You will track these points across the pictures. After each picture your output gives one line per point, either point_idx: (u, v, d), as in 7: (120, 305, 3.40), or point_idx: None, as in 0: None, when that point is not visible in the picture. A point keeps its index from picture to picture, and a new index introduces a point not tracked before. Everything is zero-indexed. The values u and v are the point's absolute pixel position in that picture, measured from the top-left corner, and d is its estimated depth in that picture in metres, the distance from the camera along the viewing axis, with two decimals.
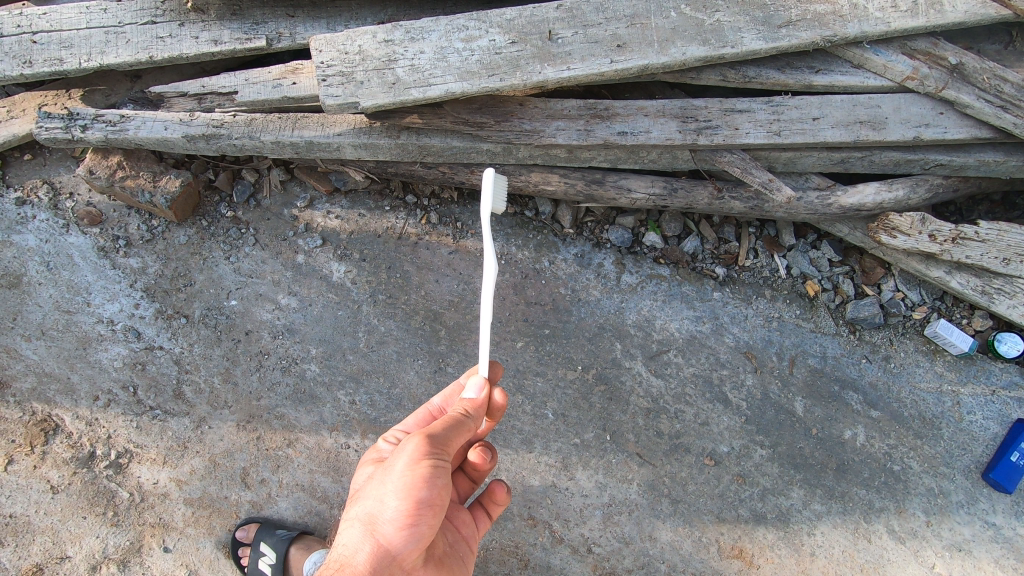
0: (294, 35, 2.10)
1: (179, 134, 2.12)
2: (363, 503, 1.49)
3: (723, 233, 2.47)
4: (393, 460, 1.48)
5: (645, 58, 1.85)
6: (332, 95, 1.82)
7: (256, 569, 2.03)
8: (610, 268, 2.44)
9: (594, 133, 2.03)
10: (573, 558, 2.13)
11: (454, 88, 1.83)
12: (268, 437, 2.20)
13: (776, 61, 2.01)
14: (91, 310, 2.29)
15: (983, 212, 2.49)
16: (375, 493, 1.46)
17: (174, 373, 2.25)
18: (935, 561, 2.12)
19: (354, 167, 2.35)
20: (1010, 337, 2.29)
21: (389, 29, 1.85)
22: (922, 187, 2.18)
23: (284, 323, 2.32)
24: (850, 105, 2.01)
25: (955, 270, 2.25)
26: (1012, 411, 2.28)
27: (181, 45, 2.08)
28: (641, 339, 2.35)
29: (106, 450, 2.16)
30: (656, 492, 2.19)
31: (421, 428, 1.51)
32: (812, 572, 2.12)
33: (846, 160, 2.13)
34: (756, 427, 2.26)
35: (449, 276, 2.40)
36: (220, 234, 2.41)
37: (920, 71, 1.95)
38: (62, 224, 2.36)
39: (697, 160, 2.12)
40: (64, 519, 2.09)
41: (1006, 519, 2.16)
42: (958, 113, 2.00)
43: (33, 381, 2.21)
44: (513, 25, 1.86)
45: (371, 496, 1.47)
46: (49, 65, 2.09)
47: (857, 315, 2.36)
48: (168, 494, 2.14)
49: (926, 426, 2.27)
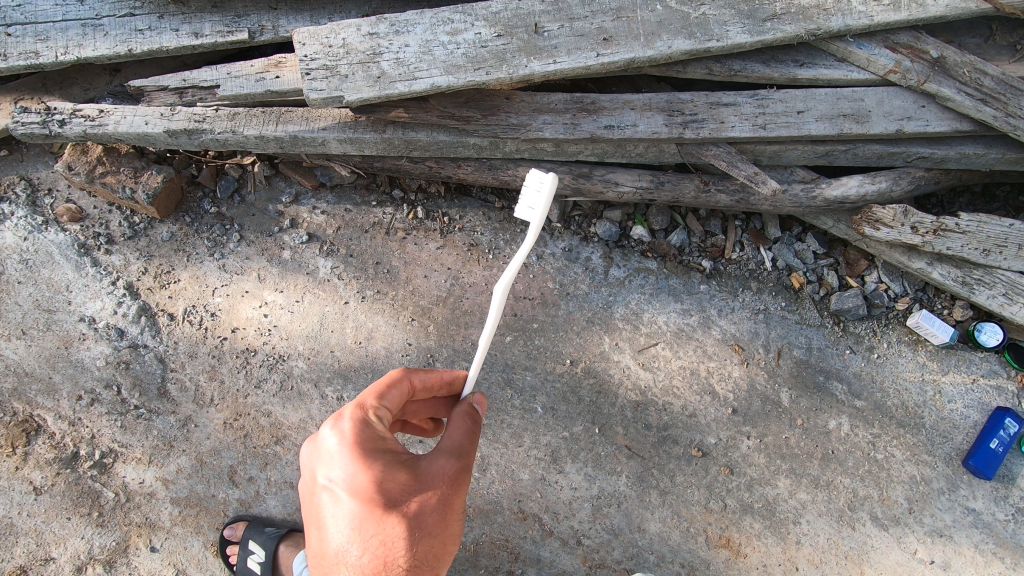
0: (277, 28, 2.08)
1: (160, 129, 2.08)
2: (412, 531, 1.32)
3: (710, 226, 2.49)
4: (446, 487, 1.38)
5: (631, 52, 1.86)
6: (317, 90, 1.81)
7: (245, 568, 2.04)
8: (598, 261, 2.44)
9: (581, 126, 2.02)
10: (564, 550, 2.16)
11: (440, 82, 1.82)
12: (256, 434, 2.19)
13: (761, 55, 2.02)
14: (72, 309, 2.25)
15: (964, 204, 2.53)
16: (434, 524, 1.35)
17: (159, 371, 2.22)
18: (917, 547, 2.17)
19: (340, 162, 2.33)
20: (989, 326, 2.34)
21: (374, 22, 1.83)
22: (904, 179, 2.20)
23: (271, 320, 2.29)
24: (833, 98, 2.03)
25: (937, 262, 2.28)
26: (992, 400, 2.33)
27: (161, 38, 2.05)
28: (630, 332, 2.36)
29: (90, 450, 2.14)
30: (645, 484, 2.21)
31: (462, 445, 1.43)
32: (798, 560, 2.16)
33: (831, 154, 2.15)
34: (743, 418, 2.28)
35: (437, 271, 2.39)
36: (205, 231, 2.38)
37: (902, 64, 1.97)
38: (41, 221, 2.31)
39: (683, 153, 2.13)
40: (49, 520, 2.08)
41: (986, 505, 2.21)
42: (939, 106, 2.03)
43: (13, 382, 2.18)
44: (499, 18, 1.85)
45: (429, 527, 1.34)
46: (25, 59, 2.05)
47: (842, 306, 2.39)
48: (154, 494, 2.12)
49: (909, 415, 2.31)
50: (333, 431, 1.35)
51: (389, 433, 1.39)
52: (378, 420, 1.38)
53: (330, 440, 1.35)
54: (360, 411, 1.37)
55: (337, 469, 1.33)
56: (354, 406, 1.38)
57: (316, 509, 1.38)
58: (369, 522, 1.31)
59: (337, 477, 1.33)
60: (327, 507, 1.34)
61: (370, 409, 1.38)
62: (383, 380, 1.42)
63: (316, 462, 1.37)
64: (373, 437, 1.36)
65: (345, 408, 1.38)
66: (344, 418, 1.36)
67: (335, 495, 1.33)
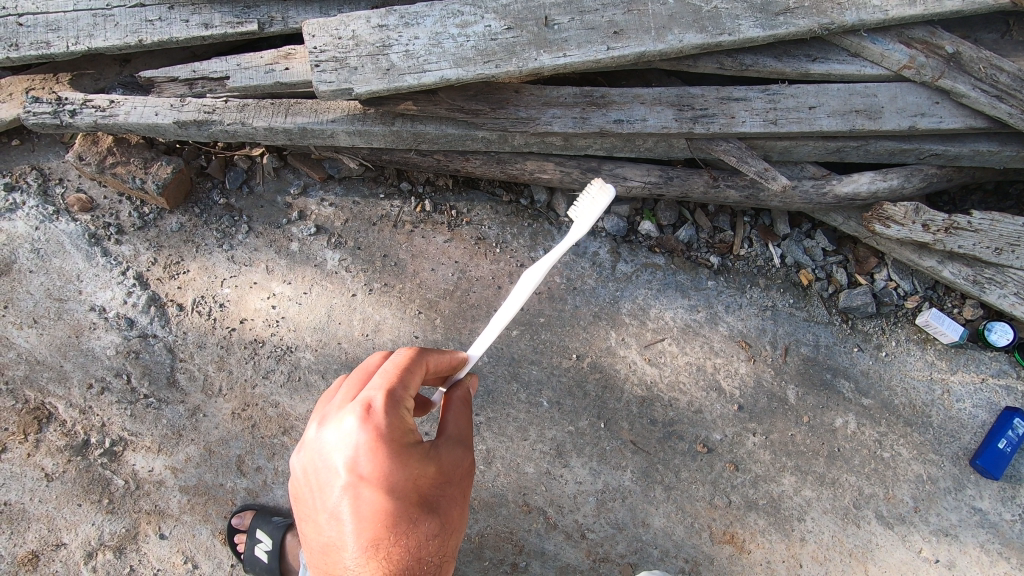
0: (286, 20, 2.07)
1: (169, 120, 2.09)
2: (440, 527, 1.30)
3: (718, 222, 2.48)
4: (462, 478, 1.38)
5: (642, 45, 1.85)
6: (326, 82, 1.81)
7: (253, 557, 2.06)
8: (605, 256, 2.43)
9: (590, 120, 2.01)
10: (568, 543, 2.17)
11: (450, 75, 1.82)
12: (263, 425, 2.21)
13: (773, 49, 2.00)
14: (82, 298, 2.27)
15: (976, 202, 2.50)
16: (454, 518, 1.34)
17: (168, 361, 2.24)
18: (922, 546, 2.16)
19: (348, 155, 2.34)
20: (999, 326, 2.33)
21: (384, 14, 1.83)
22: (916, 176, 2.19)
23: (279, 312, 2.30)
24: (846, 94, 2.01)
25: (948, 260, 2.26)
26: (1000, 399, 2.31)
27: (171, 29, 2.05)
28: (636, 327, 2.36)
29: (100, 438, 2.16)
30: (650, 479, 2.21)
31: (469, 434, 1.43)
32: (802, 556, 2.16)
33: (842, 150, 2.14)
34: (749, 414, 2.28)
35: (444, 264, 2.39)
36: (213, 222, 2.39)
37: (917, 60, 1.94)
38: (52, 210, 2.33)
39: (692, 149, 2.12)
40: (59, 506, 2.11)
41: (993, 505, 2.21)
42: (953, 103, 2.01)
43: (25, 369, 2.20)
44: (509, 11, 1.83)
45: (452, 522, 1.33)
46: (37, 49, 2.06)
47: (850, 304, 2.37)
48: (163, 482, 2.15)
49: (916, 414, 2.30)
50: (363, 423, 1.21)
51: (415, 423, 1.28)
52: (406, 410, 1.26)
53: (360, 433, 1.20)
54: (389, 398, 1.24)
55: (369, 466, 1.20)
56: (383, 393, 1.24)
57: (329, 509, 1.23)
58: (402, 522, 1.23)
59: (369, 474, 1.21)
60: (350, 508, 1.21)
61: (401, 398, 1.25)
62: (405, 364, 1.29)
63: (335, 455, 1.21)
64: (406, 430, 1.24)
65: (372, 395, 1.24)
66: (375, 407, 1.22)
67: (362, 497, 1.20)
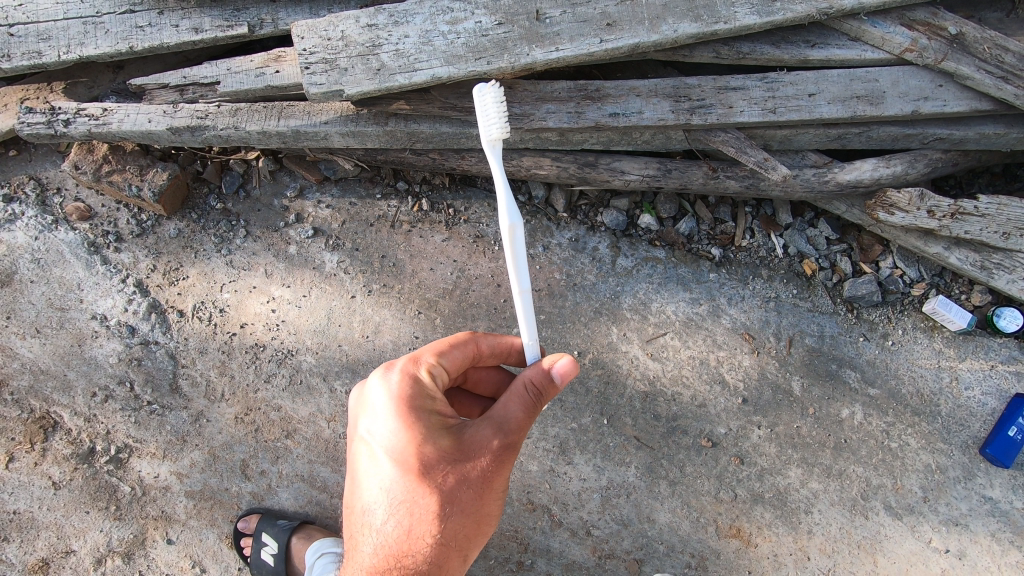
0: (276, 21, 2.05)
1: (163, 126, 2.08)
2: (440, 502, 1.40)
3: (719, 213, 2.44)
4: (485, 462, 1.41)
5: (636, 37, 1.81)
6: (317, 84, 1.79)
7: (259, 560, 2.08)
8: (605, 251, 2.41)
9: (585, 115, 1.98)
10: (572, 541, 2.17)
11: (441, 73, 1.79)
12: (267, 428, 2.21)
13: (771, 36, 1.96)
14: (83, 307, 2.28)
15: (984, 185, 2.45)
16: (466, 499, 1.41)
17: (171, 367, 2.25)
18: (931, 536, 2.14)
19: (343, 156, 2.32)
20: (1009, 311, 2.28)
21: (373, 13, 1.81)
22: (921, 162, 2.14)
23: (279, 315, 2.30)
24: (846, 79, 1.97)
25: (955, 246, 2.21)
26: (1011, 386, 2.28)
27: (161, 34, 2.03)
28: (638, 322, 2.34)
29: (105, 445, 2.18)
30: (655, 474, 2.20)
31: (514, 421, 1.44)
32: (809, 549, 2.14)
33: (844, 137, 2.09)
34: (754, 408, 2.26)
35: (443, 263, 2.38)
36: (211, 227, 2.38)
37: (919, 42, 1.90)
38: (51, 219, 2.34)
39: (690, 140, 2.08)
40: (68, 514, 2.13)
41: (1003, 493, 2.18)
42: (957, 85, 1.96)
43: (29, 379, 2.22)
44: (500, 6, 1.80)
45: (460, 502, 1.41)
46: (28, 59, 2.05)
47: (855, 293, 2.34)
48: (169, 487, 2.16)
49: (925, 403, 2.27)
50: (386, 385, 1.46)
51: (435, 393, 1.46)
52: (428, 376, 1.46)
53: (384, 390, 1.45)
54: (417, 366, 1.47)
55: (379, 423, 1.44)
56: (409, 362, 1.48)
57: (353, 458, 1.50)
58: (402, 481, 1.41)
59: (378, 430, 1.44)
60: (365, 458, 1.46)
61: (422, 368, 1.47)
62: (446, 341, 1.52)
63: (362, 412, 1.49)
64: (421, 396, 1.44)
65: (400, 363, 1.49)
66: (395, 372, 1.47)
67: (377, 449, 1.44)
